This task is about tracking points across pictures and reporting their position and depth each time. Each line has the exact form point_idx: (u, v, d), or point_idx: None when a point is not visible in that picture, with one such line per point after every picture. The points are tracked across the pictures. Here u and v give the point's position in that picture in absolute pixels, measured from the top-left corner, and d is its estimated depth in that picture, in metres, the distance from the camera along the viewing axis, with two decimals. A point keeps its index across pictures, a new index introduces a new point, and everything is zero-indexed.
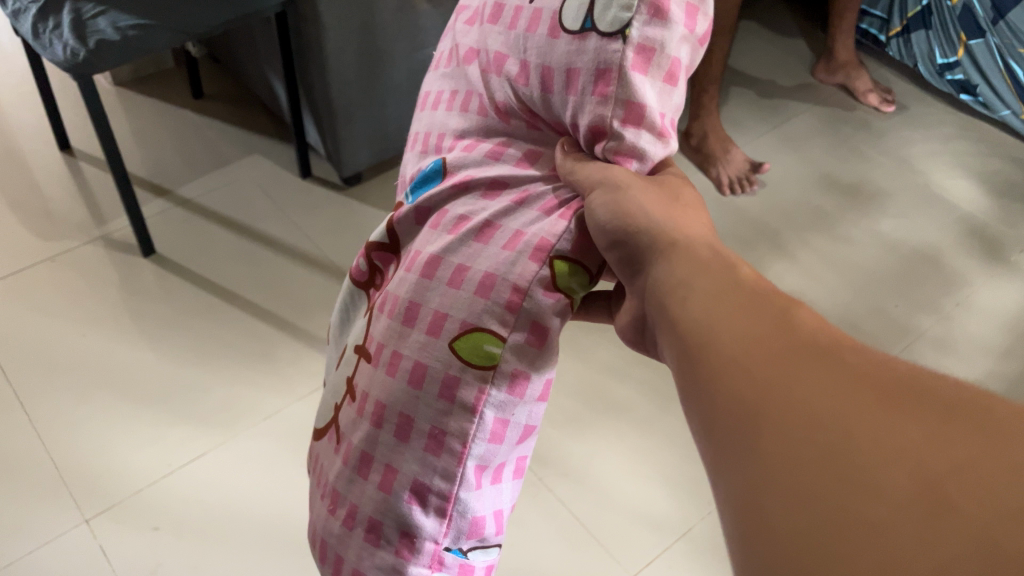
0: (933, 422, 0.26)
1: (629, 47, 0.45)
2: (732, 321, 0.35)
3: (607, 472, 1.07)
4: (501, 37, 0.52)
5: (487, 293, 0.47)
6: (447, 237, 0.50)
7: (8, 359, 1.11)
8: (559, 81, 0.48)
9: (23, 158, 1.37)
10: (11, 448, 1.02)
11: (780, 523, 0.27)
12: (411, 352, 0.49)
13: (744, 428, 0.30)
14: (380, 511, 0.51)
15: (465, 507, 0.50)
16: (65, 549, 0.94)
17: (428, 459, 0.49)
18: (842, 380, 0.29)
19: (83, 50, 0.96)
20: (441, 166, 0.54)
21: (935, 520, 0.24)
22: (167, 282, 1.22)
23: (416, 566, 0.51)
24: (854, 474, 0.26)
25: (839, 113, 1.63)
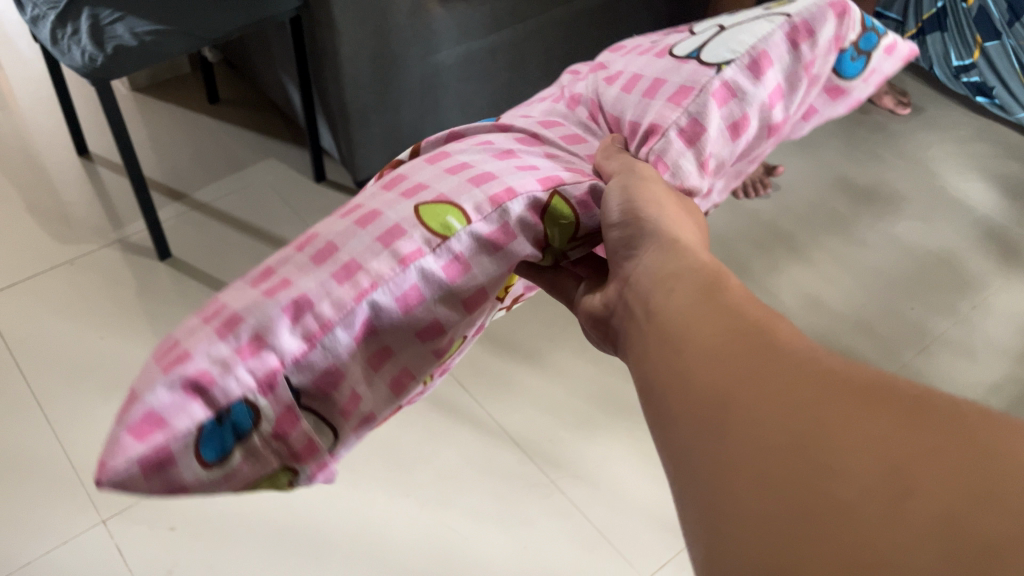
0: (895, 411, 0.29)
1: (721, 78, 0.57)
2: (706, 324, 0.37)
3: (620, 474, 1.07)
4: (617, 61, 0.66)
5: (478, 184, 0.51)
6: (470, 147, 0.56)
7: (26, 361, 1.12)
8: (647, 90, 0.60)
9: (42, 162, 1.39)
10: (29, 448, 1.03)
11: (748, 505, 0.28)
12: (377, 206, 0.51)
13: (716, 420, 0.32)
14: (248, 305, 0.45)
15: (331, 349, 0.45)
16: (85, 547, 0.95)
17: (329, 282, 0.45)
18: (810, 375, 0.31)
19: (101, 56, 0.97)
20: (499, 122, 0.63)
21: (898, 497, 0.26)
22: (183, 285, 1.24)
23: (242, 367, 0.42)
24: (824, 459, 0.28)
25: (853, 116, 1.63)
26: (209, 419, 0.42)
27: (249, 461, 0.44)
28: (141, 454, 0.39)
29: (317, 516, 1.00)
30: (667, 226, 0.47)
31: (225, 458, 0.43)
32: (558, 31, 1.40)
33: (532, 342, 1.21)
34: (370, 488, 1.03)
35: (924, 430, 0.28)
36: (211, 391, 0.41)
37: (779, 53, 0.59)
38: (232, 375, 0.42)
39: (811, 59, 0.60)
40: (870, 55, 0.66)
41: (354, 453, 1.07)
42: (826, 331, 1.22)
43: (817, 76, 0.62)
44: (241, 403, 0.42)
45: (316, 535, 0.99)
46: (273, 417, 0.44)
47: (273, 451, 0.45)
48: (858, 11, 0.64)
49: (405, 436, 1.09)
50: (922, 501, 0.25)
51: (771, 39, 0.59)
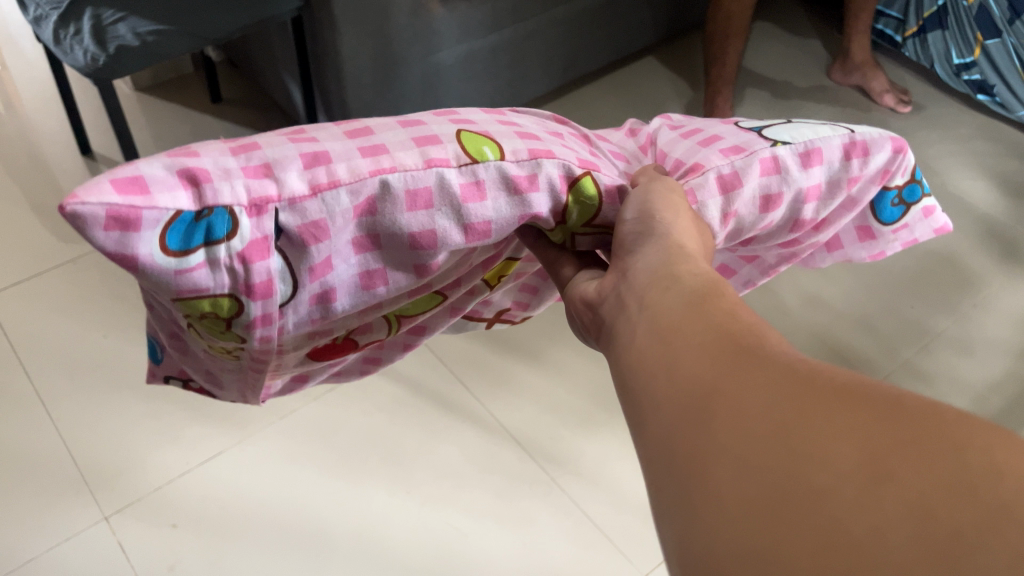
0: (876, 409, 0.29)
1: (776, 151, 0.56)
2: (692, 323, 0.37)
3: (619, 471, 1.07)
4: (688, 120, 0.66)
5: (525, 139, 0.51)
6: (525, 117, 0.57)
7: (29, 359, 1.13)
8: (706, 138, 0.59)
9: (46, 161, 1.40)
10: (33, 445, 1.04)
11: (724, 487, 0.29)
12: (420, 117, 0.50)
13: (699, 410, 0.32)
14: (274, 152, 0.43)
15: (326, 211, 0.42)
16: (88, 543, 0.96)
17: (352, 153, 0.44)
18: (794, 374, 0.32)
19: (103, 56, 0.97)
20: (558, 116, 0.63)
21: (877, 489, 0.26)
22: None
23: (244, 183, 0.40)
24: (803, 447, 0.28)
25: (854, 114, 1.63)
26: (190, 209, 0.39)
27: (204, 271, 0.40)
28: (114, 202, 0.36)
29: (318, 513, 1.01)
30: (676, 232, 0.46)
31: (186, 254, 0.39)
32: (558, 30, 1.40)
33: (533, 340, 1.21)
34: (371, 486, 1.04)
35: (906, 428, 0.28)
36: (204, 185, 0.39)
37: (835, 157, 0.59)
38: (230, 182, 0.40)
39: (858, 177, 0.60)
40: (913, 209, 0.66)
41: (354, 451, 1.07)
42: (827, 329, 1.23)
43: (855, 200, 0.61)
44: (225, 211, 0.39)
45: (317, 531, 1.00)
46: (247, 239, 0.40)
47: (230, 275, 0.41)
48: (912, 163, 0.64)
49: (406, 434, 1.09)
50: (902, 496, 0.25)
51: (834, 141, 0.59)
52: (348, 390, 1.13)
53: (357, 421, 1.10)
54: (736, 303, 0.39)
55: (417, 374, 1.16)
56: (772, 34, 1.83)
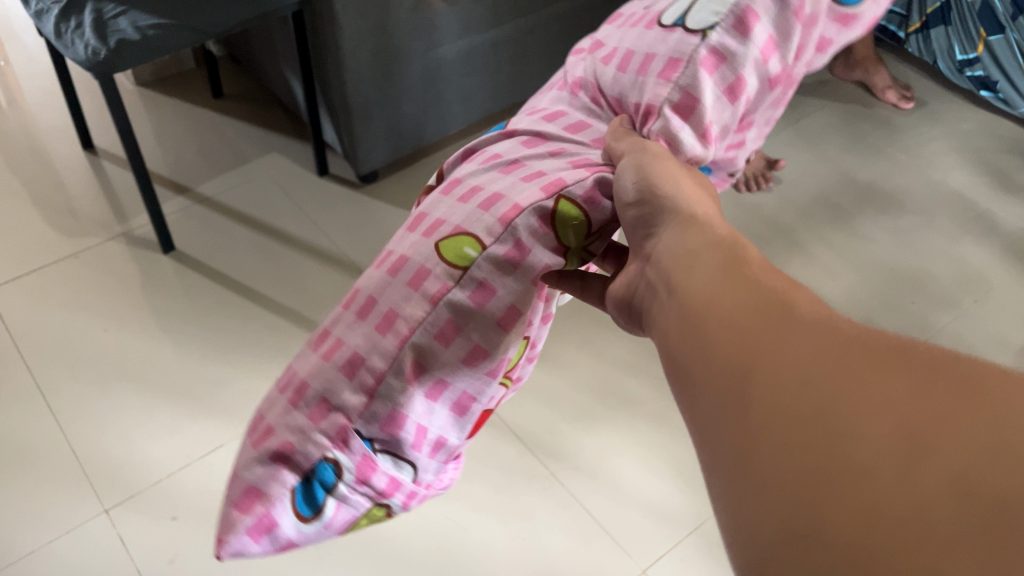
0: (914, 377, 0.28)
1: (707, 43, 0.51)
2: (733, 294, 0.37)
3: (618, 467, 1.07)
4: (614, 31, 0.60)
5: (488, 207, 0.50)
6: (477, 165, 0.55)
7: (30, 353, 1.13)
8: (640, 57, 0.55)
9: (48, 156, 1.40)
10: (33, 438, 1.04)
11: (768, 469, 0.29)
12: (402, 248, 0.52)
13: (739, 389, 0.32)
14: (314, 376, 0.51)
15: (388, 393, 0.49)
16: (87, 535, 0.96)
17: (375, 337, 0.50)
18: (830, 344, 0.31)
19: (104, 49, 0.98)
20: (510, 124, 0.61)
21: (915, 466, 0.25)
22: (186, 278, 1.24)
23: (320, 434, 0.50)
24: (840, 423, 0.28)
25: (857, 110, 1.62)
26: (299, 481, 0.51)
27: (344, 505, 0.53)
28: (249, 524, 0.51)
29: None
30: (680, 198, 0.46)
31: (320, 508, 0.52)
32: (560, 25, 1.40)
33: None
34: None
35: (944, 394, 0.27)
36: (297, 461, 0.50)
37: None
38: (311, 442, 0.50)
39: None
40: None
41: None
42: None
43: (819, 15, 0.53)
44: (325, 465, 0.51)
45: None
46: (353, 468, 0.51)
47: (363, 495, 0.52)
48: None
49: None
50: (941, 469, 0.25)
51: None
52: None
53: None
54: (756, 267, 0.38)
55: None
56: None
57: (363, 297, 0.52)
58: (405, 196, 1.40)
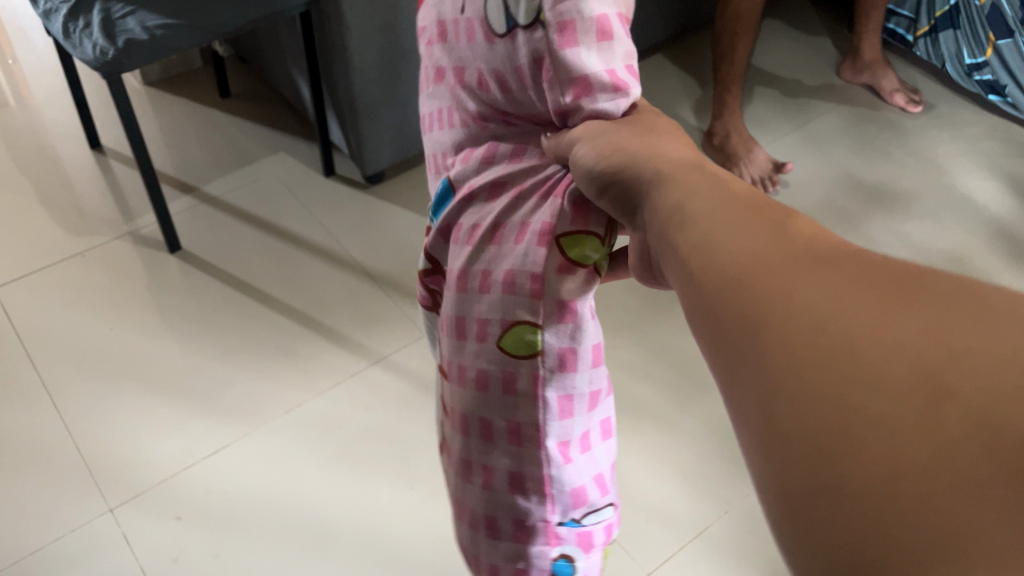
0: (937, 311, 0.22)
1: (552, 10, 0.41)
2: (732, 217, 0.30)
3: (625, 469, 1.07)
4: (452, 56, 0.49)
5: (511, 289, 0.43)
6: (466, 250, 0.46)
7: (36, 351, 1.13)
8: (500, 60, 0.45)
9: (55, 154, 1.40)
10: (40, 436, 1.04)
11: (787, 425, 0.23)
12: (470, 362, 0.45)
13: (748, 329, 0.26)
14: (490, 511, 0.48)
15: (561, 483, 0.45)
16: (91, 534, 0.96)
17: (515, 451, 0.45)
18: (818, 265, 0.26)
19: (112, 50, 0.98)
20: (449, 184, 0.49)
21: (940, 417, 0.21)
22: (192, 277, 1.25)
23: (536, 546, 0.47)
24: (861, 373, 0.22)
25: (864, 114, 1.62)
26: None
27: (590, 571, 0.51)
28: None
29: (320, 507, 1.01)
30: (626, 154, 0.38)
31: None
32: None
33: None
34: (374, 480, 1.04)
35: (954, 316, 0.22)
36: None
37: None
38: (542, 556, 0.48)
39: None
40: None
41: (359, 446, 1.07)
42: None
43: None
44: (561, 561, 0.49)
45: (322, 526, 1.00)
46: (575, 546, 0.49)
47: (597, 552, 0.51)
48: None
49: (411, 429, 1.09)
50: (961, 408, 0.20)
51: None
52: (353, 385, 1.13)
53: (362, 416, 1.10)
54: (703, 177, 0.34)
55: (420, 370, 1.15)
56: (782, 32, 1.82)
57: (470, 421, 0.46)
58: (411, 197, 1.40)
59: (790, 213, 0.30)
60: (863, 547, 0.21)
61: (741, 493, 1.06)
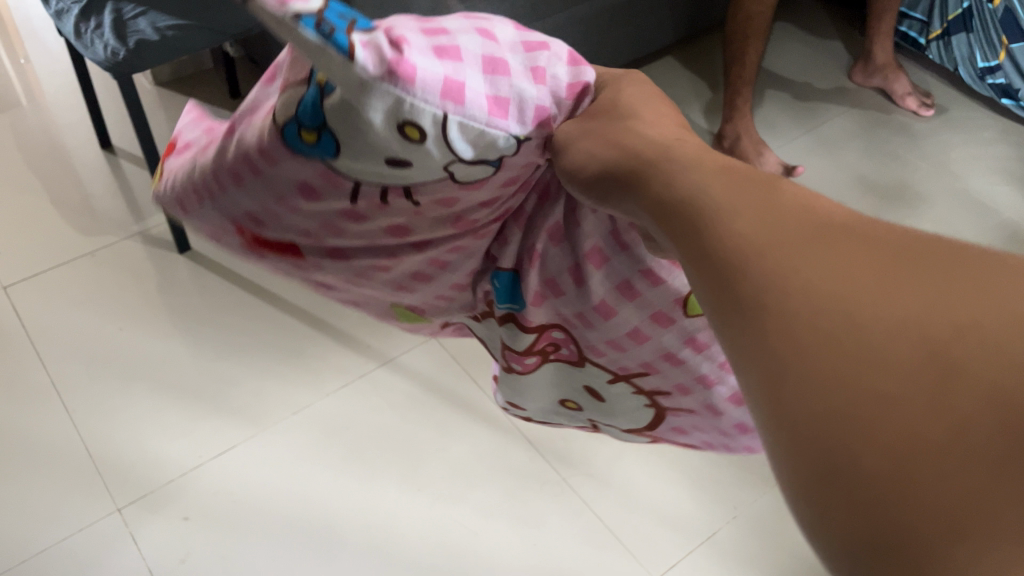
0: (944, 286, 0.21)
1: (522, 133, 0.34)
2: (724, 177, 0.27)
3: (634, 472, 1.07)
4: (423, 233, 0.42)
5: (663, 279, 0.41)
6: (582, 293, 0.43)
7: (47, 351, 1.13)
8: (465, 204, 0.39)
9: (66, 154, 1.41)
10: (49, 435, 1.05)
11: (788, 398, 0.21)
12: (670, 351, 0.44)
13: (742, 297, 0.23)
14: None
15: None
16: (99, 534, 0.96)
17: None
18: (813, 226, 0.24)
19: (123, 50, 0.98)
20: (509, 281, 0.45)
21: (953, 397, 0.19)
22: (201, 277, 1.25)
23: None
24: (869, 347, 0.21)
25: (876, 117, 1.61)
26: None
27: None
28: None
29: (326, 509, 1.01)
30: (598, 155, 0.32)
31: None
32: (579, 29, 1.40)
33: None
34: (382, 482, 1.04)
35: (956, 287, 0.21)
36: None
37: (423, 76, 0.30)
38: None
39: (372, 50, 0.29)
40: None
41: (367, 447, 1.07)
42: None
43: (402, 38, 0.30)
44: None
45: (329, 528, 1.00)
46: None
47: None
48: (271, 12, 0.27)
49: (419, 431, 1.09)
50: (976, 385, 0.19)
51: (406, 99, 0.30)
52: (362, 387, 1.13)
53: (370, 417, 1.10)
54: (653, 145, 0.31)
55: (428, 372, 1.15)
56: (793, 34, 1.82)
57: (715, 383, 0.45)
58: None
59: (765, 172, 0.28)
60: (886, 532, 0.19)
61: (750, 497, 1.05)
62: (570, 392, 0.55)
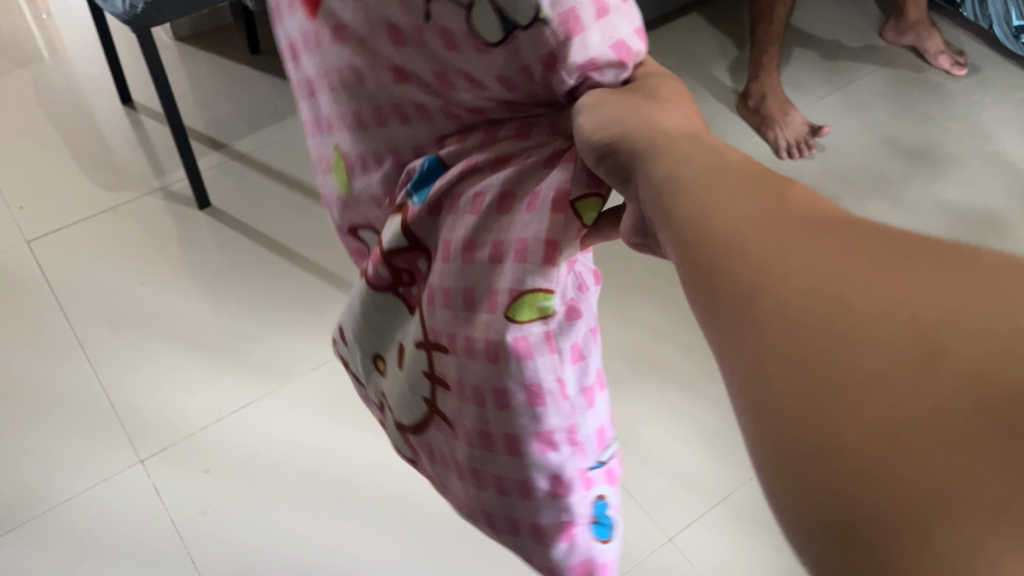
0: (929, 267, 0.21)
1: (547, 10, 0.32)
2: (724, 177, 0.28)
3: (648, 433, 1.07)
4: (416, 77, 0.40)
5: (523, 256, 0.36)
6: (466, 219, 0.39)
7: (70, 303, 1.15)
8: (461, 56, 0.36)
9: (87, 108, 1.41)
10: (73, 386, 1.06)
11: (767, 389, 0.22)
12: (478, 331, 0.39)
13: (734, 289, 0.24)
14: (520, 473, 0.42)
15: (582, 424, 0.42)
16: (122, 483, 0.98)
17: (535, 413, 0.39)
18: (812, 224, 0.24)
19: (141, 3, 0.96)
20: (433, 162, 0.41)
21: (927, 372, 0.19)
22: (222, 234, 1.25)
23: (570, 499, 0.43)
24: (850, 329, 0.21)
25: (906, 76, 1.58)
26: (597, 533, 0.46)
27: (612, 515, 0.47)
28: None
29: (344, 465, 1.02)
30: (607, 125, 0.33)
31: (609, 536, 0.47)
32: None
33: None
34: None
35: (947, 272, 0.21)
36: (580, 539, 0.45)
37: None
38: (573, 514, 0.43)
39: None
40: None
41: None
42: None
43: None
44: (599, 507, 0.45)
45: (346, 482, 1.01)
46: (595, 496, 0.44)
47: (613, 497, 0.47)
48: None
49: None
50: (954, 360, 0.19)
51: None
52: None
53: None
54: (689, 147, 0.30)
55: None
56: None
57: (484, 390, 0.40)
58: None
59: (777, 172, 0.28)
60: (856, 511, 0.19)
61: None
62: (382, 337, 0.50)
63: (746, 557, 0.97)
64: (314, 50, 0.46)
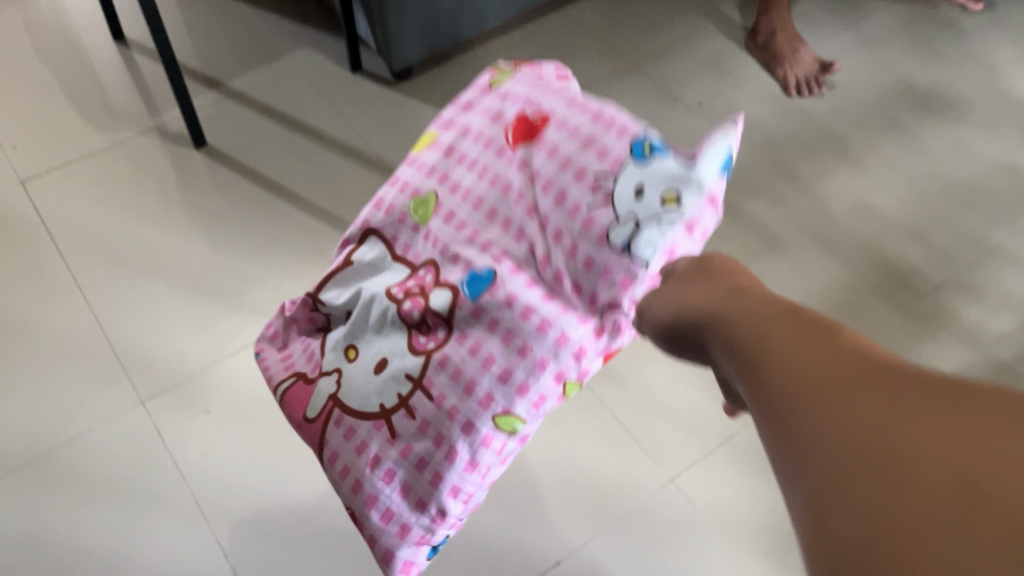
0: (964, 427, 0.32)
1: None
2: (825, 357, 0.39)
3: (651, 372, 1.06)
4: None
5: (523, 393, 0.65)
6: (501, 340, 0.67)
7: (67, 245, 1.13)
8: None
9: (79, 46, 1.37)
10: (72, 328, 1.05)
11: (840, 509, 0.32)
12: (455, 399, 0.66)
13: (830, 437, 0.35)
14: (422, 491, 0.67)
15: (473, 487, 0.67)
16: (124, 425, 0.98)
17: (465, 473, 0.66)
18: (891, 396, 0.35)
19: None
20: (491, 275, 0.69)
21: (963, 496, 0.29)
22: (220, 175, 1.23)
23: (434, 526, 0.67)
24: (901, 467, 0.31)
25: (919, 12, 1.54)
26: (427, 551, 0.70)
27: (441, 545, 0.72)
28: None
29: None
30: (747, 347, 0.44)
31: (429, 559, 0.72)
32: None
33: None
34: None
35: (981, 433, 0.31)
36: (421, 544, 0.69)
37: None
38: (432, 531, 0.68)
39: None
40: None
41: None
42: (874, 238, 1.24)
43: None
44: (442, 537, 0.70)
45: None
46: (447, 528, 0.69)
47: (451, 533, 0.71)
48: None
49: None
50: (980, 489, 0.29)
51: None
52: None
53: None
54: (803, 342, 0.41)
55: None
56: None
57: (433, 429, 0.67)
58: (442, 96, 1.38)
59: (870, 350, 0.39)
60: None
61: None
62: (370, 347, 0.72)
63: (749, 498, 0.98)
64: (486, 126, 0.77)
